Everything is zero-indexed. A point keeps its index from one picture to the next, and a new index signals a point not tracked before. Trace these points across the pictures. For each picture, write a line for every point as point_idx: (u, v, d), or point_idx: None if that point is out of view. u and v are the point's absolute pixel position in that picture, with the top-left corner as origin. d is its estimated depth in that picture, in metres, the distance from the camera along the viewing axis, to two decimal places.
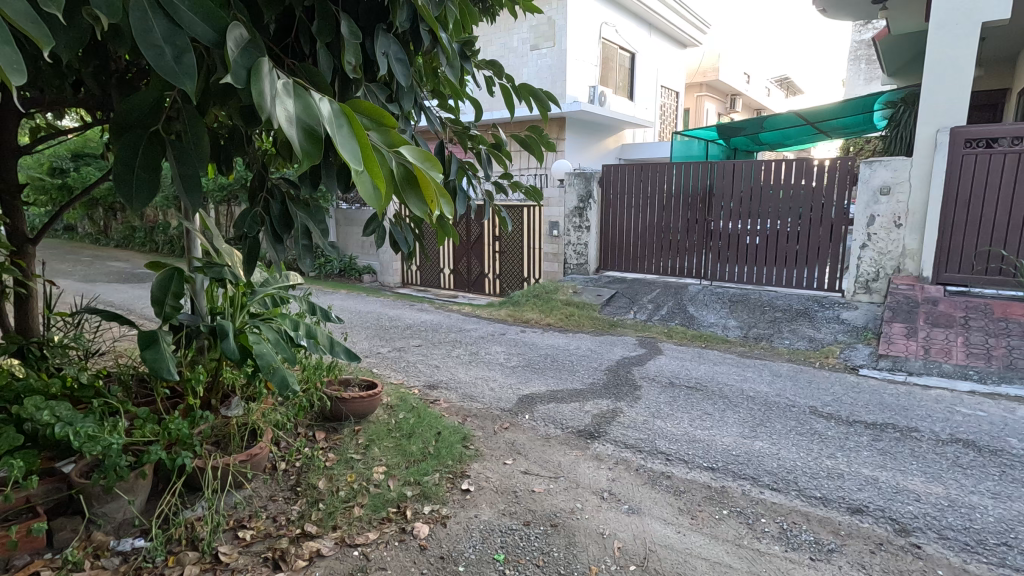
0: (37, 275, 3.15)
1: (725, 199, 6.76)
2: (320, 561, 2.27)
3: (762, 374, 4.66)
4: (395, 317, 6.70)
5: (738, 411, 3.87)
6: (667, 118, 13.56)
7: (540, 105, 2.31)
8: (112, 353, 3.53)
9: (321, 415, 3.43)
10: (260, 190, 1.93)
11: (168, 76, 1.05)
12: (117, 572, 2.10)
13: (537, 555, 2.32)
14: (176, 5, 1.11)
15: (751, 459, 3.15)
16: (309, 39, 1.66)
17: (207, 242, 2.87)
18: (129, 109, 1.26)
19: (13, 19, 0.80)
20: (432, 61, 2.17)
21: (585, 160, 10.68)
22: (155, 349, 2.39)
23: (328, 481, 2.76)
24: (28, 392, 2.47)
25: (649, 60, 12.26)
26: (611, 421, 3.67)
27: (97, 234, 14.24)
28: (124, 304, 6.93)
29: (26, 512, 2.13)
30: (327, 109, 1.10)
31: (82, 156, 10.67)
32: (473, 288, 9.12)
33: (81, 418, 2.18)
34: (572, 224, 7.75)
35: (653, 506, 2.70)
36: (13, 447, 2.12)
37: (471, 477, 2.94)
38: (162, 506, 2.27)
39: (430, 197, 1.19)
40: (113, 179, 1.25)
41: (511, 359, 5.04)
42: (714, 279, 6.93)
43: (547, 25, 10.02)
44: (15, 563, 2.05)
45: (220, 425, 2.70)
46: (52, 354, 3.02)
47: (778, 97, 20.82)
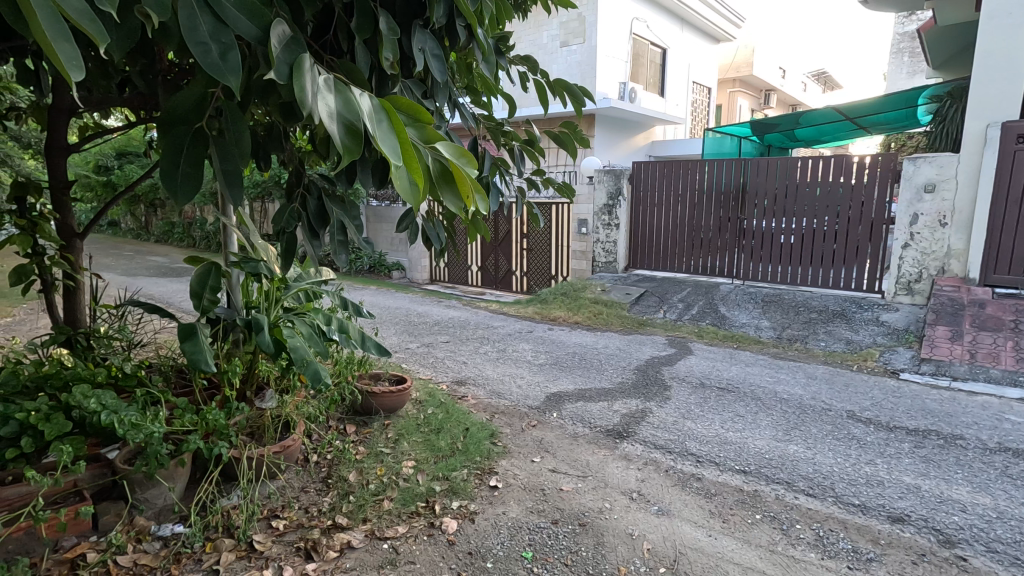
0: (84, 268, 3.27)
1: (759, 197, 6.61)
2: (351, 553, 2.30)
3: (796, 376, 4.54)
4: (423, 313, 6.75)
5: (771, 414, 3.78)
6: (699, 114, 13.33)
7: (575, 101, 2.29)
8: (153, 345, 3.64)
9: (351, 409, 3.47)
10: (297, 186, 1.95)
11: (213, 73, 1.07)
12: (157, 556, 2.18)
13: (565, 554, 2.30)
14: (223, 4, 1.14)
15: (786, 464, 3.08)
16: (347, 35, 1.68)
17: (244, 237, 2.94)
18: (174, 107, 1.29)
19: (71, 14, 0.81)
20: (467, 58, 2.17)
21: (614, 158, 10.59)
22: (194, 341, 2.46)
23: (359, 474, 2.80)
24: (75, 380, 2.58)
25: (681, 55, 12.07)
26: (640, 421, 3.63)
27: (138, 230, 14.75)
28: (164, 297, 7.16)
29: (74, 495, 2.22)
30: (367, 104, 1.10)
31: (125, 155, 11.05)
32: (501, 285, 9.12)
33: (125, 407, 2.25)
34: (601, 221, 7.68)
35: (683, 508, 2.66)
36: (62, 433, 2.20)
37: (499, 473, 2.95)
38: (200, 494, 2.34)
39: (466, 192, 1.19)
40: (158, 175, 1.28)
41: (539, 356, 5.03)
42: (746, 278, 6.80)
43: (576, 22, 9.96)
44: (63, 544, 2.14)
45: (255, 417, 2.76)
46: (98, 345, 3.15)
47: (815, 92, 20.28)
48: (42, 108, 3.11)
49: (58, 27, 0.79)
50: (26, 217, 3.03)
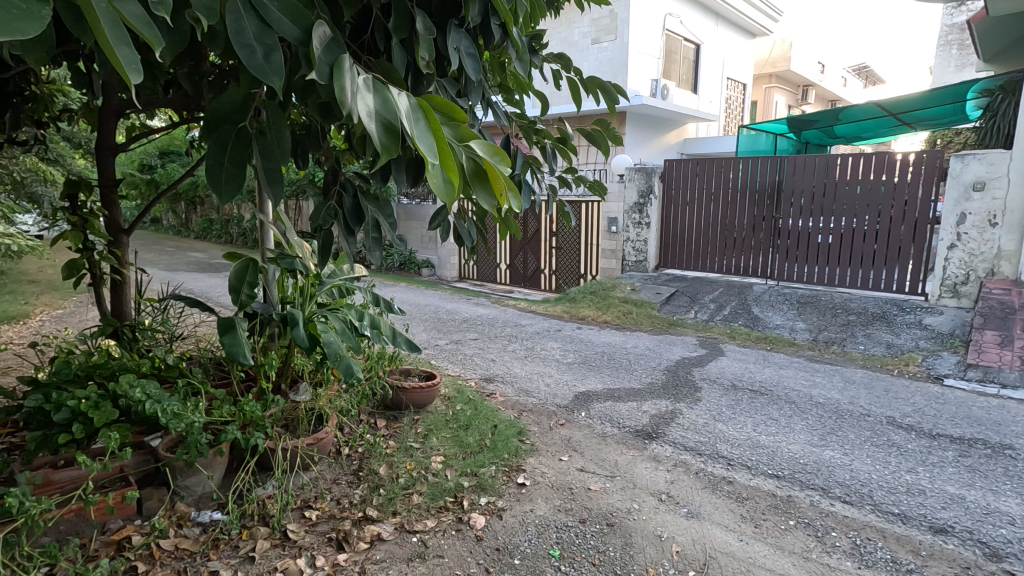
0: (130, 263, 3.39)
1: (796, 195, 6.45)
2: (381, 545, 2.34)
3: (833, 380, 4.41)
4: (452, 310, 6.81)
5: (806, 418, 3.68)
6: (733, 110, 13.05)
7: (608, 98, 2.27)
8: (193, 338, 3.77)
9: (381, 404, 3.53)
10: (334, 184, 1.99)
11: (259, 74, 1.10)
12: (197, 542, 2.26)
13: (593, 553, 2.30)
14: (267, 6, 1.17)
15: (821, 469, 3.00)
16: (384, 35, 1.71)
17: (280, 234, 3.02)
18: (219, 107, 1.33)
19: (129, 19, 0.83)
20: (500, 57, 2.18)
21: (645, 155, 10.47)
22: (233, 335, 2.53)
23: (389, 468, 2.85)
24: (122, 370, 2.70)
25: (716, 50, 11.84)
26: (669, 422, 3.59)
27: (179, 227, 15.26)
28: (204, 292, 7.42)
29: (120, 480, 2.32)
30: (405, 104, 1.11)
31: (168, 154, 11.46)
32: (529, 283, 9.12)
33: (168, 397, 2.33)
34: (631, 220, 7.59)
35: (713, 511, 2.62)
36: (109, 421, 2.28)
37: (527, 471, 2.95)
38: (237, 482, 2.42)
39: (499, 190, 1.20)
40: (204, 173, 1.32)
41: (567, 355, 5.01)
42: (780, 278, 6.65)
43: (608, 19, 9.88)
44: (110, 526, 2.24)
45: (289, 409, 2.84)
46: (142, 337, 3.28)
47: (856, 87, 19.63)
48: (93, 109, 3.24)
49: (119, 32, 0.82)
50: (78, 213, 3.15)
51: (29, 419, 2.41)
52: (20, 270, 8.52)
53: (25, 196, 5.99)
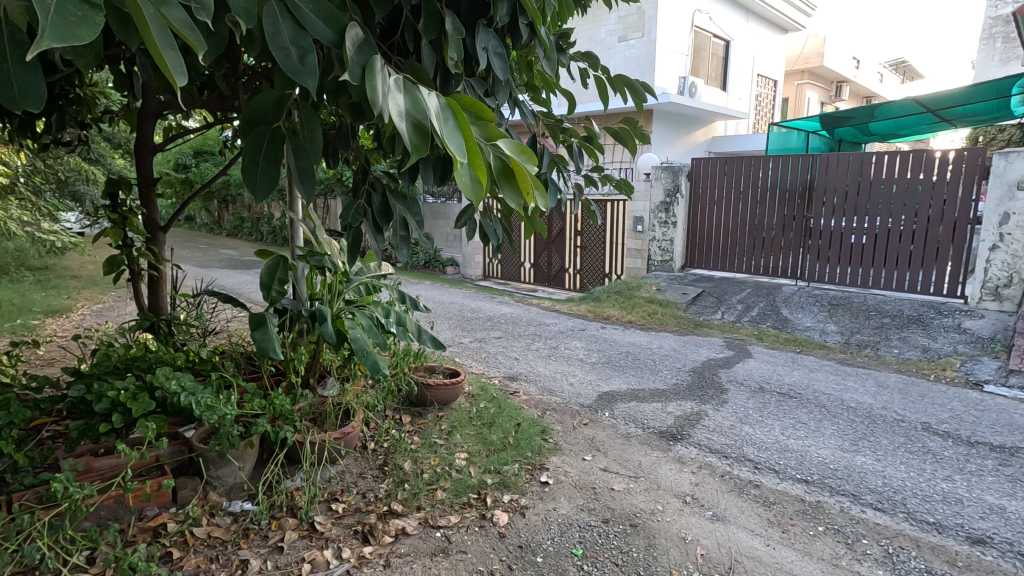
0: (166, 259, 3.51)
1: (828, 194, 6.30)
2: (405, 539, 2.37)
3: (865, 384, 4.29)
4: (476, 309, 6.84)
5: (837, 422, 3.60)
6: (763, 108, 12.78)
7: (636, 96, 2.25)
8: (225, 332, 3.87)
9: (407, 400, 3.57)
10: (363, 183, 2.03)
11: (293, 75, 1.13)
12: (228, 531, 2.32)
13: (616, 553, 2.29)
14: (301, 9, 1.20)
15: (852, 475, 2.92)
16: (414, 36, 1.73)
17: (310, 232, 3.08)
18: (255, 108, 1.37)
19: (174, 23, 0.86)
20: (528, 56, 2.19)
21: (672, 154, 10.35)
22: (263, 330, 2.60)
23: (414, 463, 2.89)
24: (159, 363, 2.79)
25: (745, 47, 11.62)
26: (695, 424, 3.54)
27: (211, 224, 15.69)
28: (236, 288, 7.62)
29: (156, 469, 2.40)
30: (435, 103, 1.13)
31: (202, 154, 11.77)
32: (553, 282, 9.11)
33: (201, 390, 2.41)
34: (657, 219, 7.51)
35: (739, 514, 2.58)
36: (146, 411, 2.36)
37: (550, 469, 2.96)
38: (266, 474, 2.48)
39: (526, 189, 1.21)
40: (240, 172, 1.36)
41: (591, 355, 4.99)
42: (810, 279, 6.51)
43: (635, 15, 9.78)
44: (147, 513, 2.32)
45: (318, 403, 2.90)
46: (177, 331, 3.40)
47: (892, 82, 19.05)
48: (133, 110, 3.35)
49: (164, 36, 0.84)
50: (118, 212, 3.26)
51: (72, 408, 2.51)
52: (63, 266, 8.88)
53: (68, 194, 6.23)
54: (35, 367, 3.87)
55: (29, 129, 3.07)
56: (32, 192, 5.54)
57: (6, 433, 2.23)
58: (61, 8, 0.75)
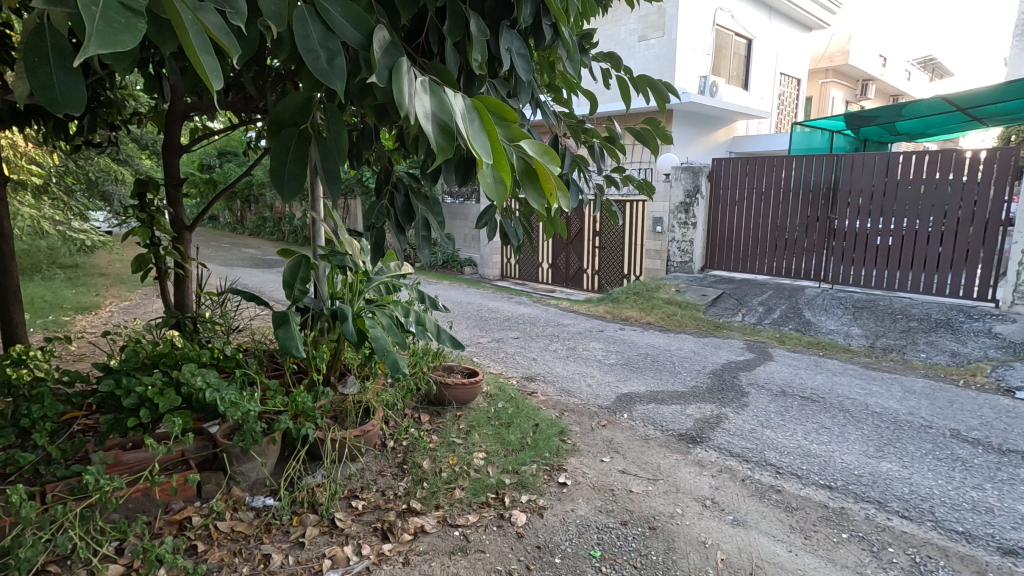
0: (192, 258, 3.58)
1: (853, 195, 6.18)
2: (424, 537, 2.39)
3: (891, 389, 4.20)
4: (494, 309, 6.85)
5: (862, 427, 3.53)
6: (786, 107, 12.59)
7: (659, 96, 2.23)
8: (249, 330, 3.94)
9: (425, 399, 3.59)
10: (386, 183, 2.04)
11: (322, 77, 1.15)
12: (251, 525, 2.36)
13: (634, 556, 2.28)
14: (330, 11, 1.22)
15: (878, 482, 2.86)
16: (438, 38, 1.75)
17: (332, 231, 3.13)
18: (283, 109, 1.38)
19: (211, 29, 0.88)
20: (550, 57, 2.19)
21: (692, 154, 10.24)
22: (286, 328, 2.64)
23: (432, 462, 2.91)
24: (185, 360, 2.86)
25: (768, 45, 11.46)
26: (714, 427, 3.51)
27: (234, 223, 15.98)
28: (258, 287, 7.75)
29: (181, 464, 2.47)
30: (460, 105, 1.14)
31: (225, 154, 11.99)
32: (571, 283, 9.09)
33: (226, 386, 2.46)
34: (677, 220, 7.44)
35: (761, 520, 2.55)
36: (172, 407, 2.41)
37: (568, 470, 2.95)
38: (289, 470, 2.53)
39: (548, 190, 1.21)
40: (268, 173, 1.37)
41: (610, 356, 4.97)
42: (834, 281, 6.39)
43: (656, 14, 9.71)
44: (173, 507, 2.38)
45: (338, 401, 2.94)
46: (203, 328, 3.46)
47: (920, 80, 18.61)
48: (161, 112, 3.43)
49: (202, 41, 0.86)
50: (146, 211, 3.32)
51: (101, 403, 2.56)
52: (92, 263, 9.11)
53: (97, 194, 6.39)
54: (66, 363, 3.99)
55: (63, 131, 3.16)
56: (63, 192, 5.70)
57: (40, 426, 2.29)
58: (105, 14, 0.77)
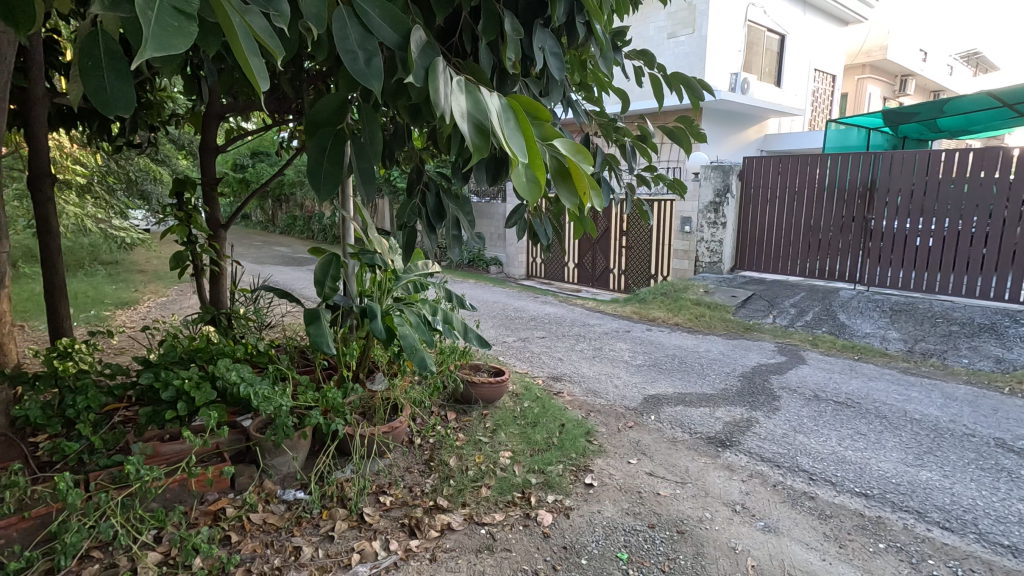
0: (227, 256, 3.66)
1: (891, 194, 5.99)
2: (451, 534, 2.40)
3: (931, 395, 4.06)
4: (520, 308, 6.84)
5: (899, 434, 3.42)
6: (821, 104, 12.26)
7: (693, 94, 2.19)
8: (280, 326, 4.01)
9: (452, 397, 3.61)
10: (417, 183, 2.06)
11: (360, 78, 1.16)
12: (283, 517, 2.41)
13: (662, 560, 2.25)
14: (368, 12, 1.23)
15: (917, 492, 2.77)
16: (472, 38, 1.76)
17: (361, 230, 3.17)
18: (320, 110, 1.40)
19: (257, 31, 0.90)
20: (582, 56, 2.18)
21: (722, 153, 10.07)
22: (318, 325, 2.68)
23: (459, 460, 2.92)
24: (220, 355, 2.93)
25: (802, 41, 11.18)
26: (745, 431, 3.44)
27: (266, 222, 16.34)
28: (288, 284, 7.90)
29: (216, 456, 2.53)
30: (496, 105, 1.14)
31: (258, 154, 12.26)
32: (598, 282, 9.01)
33: (259, 381, 2.51)
34: (706, 219, 7.31)
35: (794, 527, 2.49)
36: (208, 400, 2.47)
37: (595, 471, 2.93)
38: (319, 465, 2.58)
39: (582, 190, 1.19)
40: (306, 173, 1.40)
41: (637, 357, 4.91)
42: (870, 283, 6.20)
43: (686, 11, 9.58)
44: (208, 498, 2.44)
45: (367, 398, 2.98)
46: (236, 324, 3.54)
47: (964, 75, 17.87)
48: (198, 113, 3.52)
49: (250, 44, 0.88)
50: (183, 210, 3.42)
51: (141, 395, 2.64)
52: (131, 260, 9.40)
53: (137, 193, 6.59)
54: (108, 356, 4.13)
55: (106, 132, 3.27)
56: (105, 191, 5.89)
57: (84, 416, 2.37)
58: (162, 20, 0.80)
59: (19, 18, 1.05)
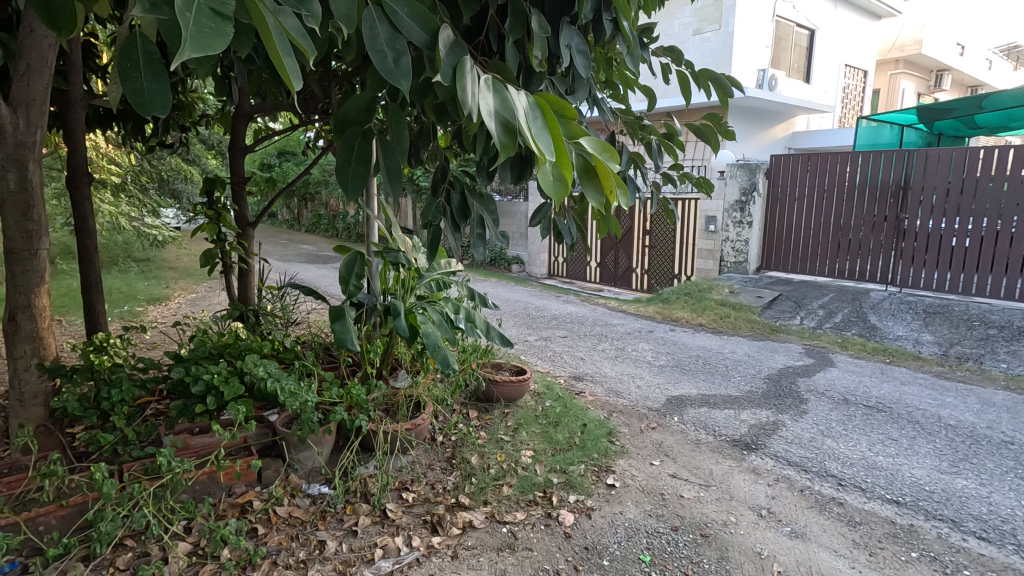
0: (255, 254, 3.73)
1: (925, 193, 5.82)
2: (473, 532, 2.41)
3: (966, 401, 3.93)
4: (542, 307, 6.83)
5: (933, 440, 3.32)
6: (851, 100, 11.96)
7: (722, 91, 2.16)
8: (306, 323, 4.08)
9: (474, 395, 3.62)
10: (442, 182, 2.07)
11: (388, 77, 1.16)
12: (308, 511, 2.45)
13: (686, 563, 2.23)
14: (397, 12, 1.24)
15: (952, 500, 2.68)
16: (498, 37, 1.76)
17: (386, 228, 3.20)
18: (348, 109, 1.42)
19: (290, 31, 0.91)
20: (609, 53, 2.16)
21: (749, 151, 9.90)
22: (342, 322, 2.71)
23: (480, 458, 2.93)
24: (248, 350, 2.99)
25: (832, 36, 10.92)
26: (771, 434, 3.37)
27: (292, 221, 16.63)
28: (313, 282, 8.02)
29: (243, 450, 2.58)
30: (523, 103, 1.14)
31: (285, 154, 12.48)
32: (620, 282, 8.92)
33: (285, 376, 2.55)
34: (731, 219, 7.19)
35: (822, 533, 2.43)
36: (235, 395, 2.51)
37: (617, 472, 2.91)
38: (343, 460, 2.61)
39: (608, 188, 1.18)
40: (334, 172, 1.41)
41: (660, 358, 4.86)
42: (902, 284, 6.03)
43: (712, 7, 9.44)
44: (235, 490, 2.49)
45: (390, 395, 3.01)
46: (264, 321, 3.61)
47: (1003, 69, 17.23)
48: (228, 113, 3.59)
49: (284, 44, 0.89)
50: (213, 208, 3.49)
51: (172, 389, 2.69)
52: (163, 257, 9.65)
53: (168, 191, 6.76)
54: (141, 350, 4.25)
55: (140, 132, 3.36)
56: (138, 190, 6.05)
57: (118, 409, 2.42)
58: (200, 21, 0.81)
59: (60, 21, 1.08)
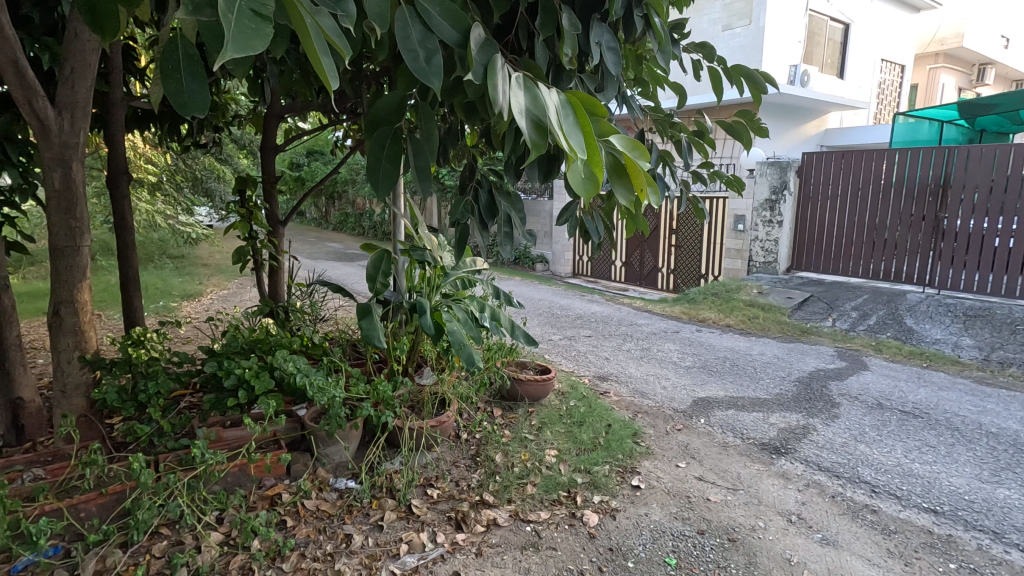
0: (285, 251, 3.80)
1: (966, 191, 5.62)
2: (497, 530, 2.42)
3: (1009, 408, 3.77)
4: (566, 306, 6.81)
5: (973, 448, 3.20)
6: (888, 96, 11.59)
7: (754, 87, 2.11)
8: (333, 319, 4.14)
9: (498, 394, 3.63)
10: (470, 180, 2.08)
11: (420, 76, 1.17)
12: (335, 505, 2.49)
13: (712, 567, 2.19)
14: (428, 10, 1.25)
15: (993, 510, 2.58)
16: (528, 35, 1.76)
17: (412, 226, 3.23)
18: (379, 109, 1.43)
19: (326, 30, 0.92)
20: (638, 50, 2.14)
21: (779, 148, 9.69)
22: (369, 319, 2.74)
23: (504, 456, 2.93)
24: (278, 346, 3.05)
25: (868, 30, 10.60)
26: (801, 438, 3.30)
27: (320, 219, 16.91)
28: (340, 280, 8.14)
29: (273, 443, 2.62)
30: (553, 101, 1.13)
31: (314, 153, 12.70)
32: (645, 281, 8.81)
33: (314, 372, 2.59)
34: (761, 218, 7.05)
35: (854, 541, 2.37)
36: (265, 389, 2.56)
37: (642, 474, 2.89)
38: (369, 455, 2.65)
39: (639, 185, 1.17)
40: (366, 171, 1.43)
41: (686, 359, 4.80)
42: (941, 285, 5.83)
43: (742, 2, 9.26)
44: (265, 483, 2.55)
45: (415, 392, 3.05)
46: (293, 317, 3.68)
47: None
48: (259, 113, 3.67)
49: (321, 43, 0.90)
50: (245, 207, 3.57)
51: (206, 382, 2.77)
52: (196, 254, 9.92)
53: (202, 190, 6.94)
54: (176, 344, 4.38)
55: (176, 132, 3.45)
56: (173, 189, 6.23)
57: (155, 401, 2.51)
58: (241, 21, 0.83)
59: (106, 26, 1.12)
